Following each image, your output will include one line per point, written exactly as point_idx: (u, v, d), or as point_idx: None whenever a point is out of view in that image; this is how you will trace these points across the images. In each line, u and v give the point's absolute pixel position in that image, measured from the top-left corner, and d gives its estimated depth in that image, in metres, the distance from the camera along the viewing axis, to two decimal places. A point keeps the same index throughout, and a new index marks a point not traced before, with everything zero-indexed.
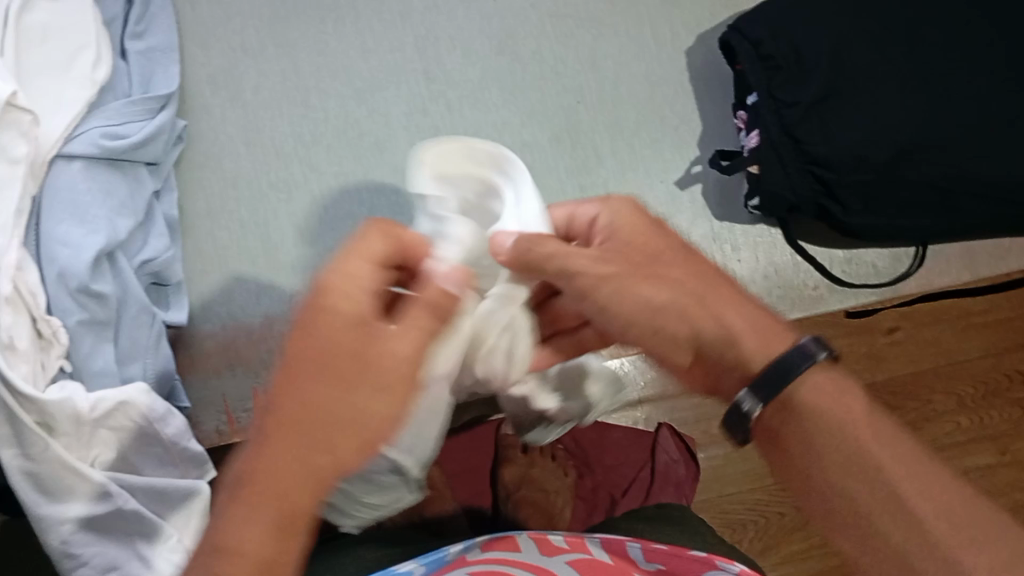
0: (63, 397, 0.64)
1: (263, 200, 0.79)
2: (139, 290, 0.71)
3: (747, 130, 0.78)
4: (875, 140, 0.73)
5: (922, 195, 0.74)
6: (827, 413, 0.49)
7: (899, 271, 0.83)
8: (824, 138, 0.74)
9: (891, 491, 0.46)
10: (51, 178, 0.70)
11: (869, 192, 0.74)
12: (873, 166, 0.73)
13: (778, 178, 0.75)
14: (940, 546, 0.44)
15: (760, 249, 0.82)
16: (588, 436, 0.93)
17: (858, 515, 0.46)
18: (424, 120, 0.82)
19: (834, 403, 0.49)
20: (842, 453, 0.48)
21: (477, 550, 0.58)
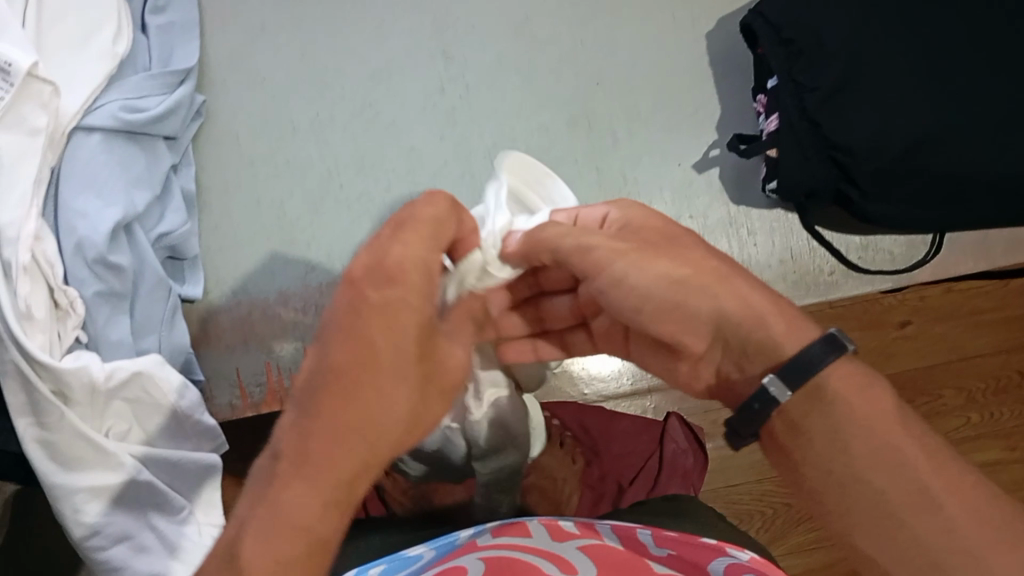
0: (79, 366, 0.64)
1: (280, 177, 0.79)
2: (155, 261, 0.71)
3: (767, 113, 0.79)
4: (892, 127, 0.73)
5: (938, 185, 0.74)
6: (844, 402, 0.46)
7: (916, 258, 0.83)
8: (843, 123, 0.74)
9: (921, 487, 0.42)
10: (70, 150, 0.70)
11: (886, 179, 0.75)
12: (891, 154, 0.73)
13: (797, 162, 0.76)
14: (972, 546, 0.40)
15: (776, 233, 0.82)
16: (597, 425, 0.94)
17: (888, 514, 0.43)
18: (442, 100, 0.82)
19: (861, 396, 0.46)
20: (868, 447, 0.44)
21: (488, 535, 0.61)
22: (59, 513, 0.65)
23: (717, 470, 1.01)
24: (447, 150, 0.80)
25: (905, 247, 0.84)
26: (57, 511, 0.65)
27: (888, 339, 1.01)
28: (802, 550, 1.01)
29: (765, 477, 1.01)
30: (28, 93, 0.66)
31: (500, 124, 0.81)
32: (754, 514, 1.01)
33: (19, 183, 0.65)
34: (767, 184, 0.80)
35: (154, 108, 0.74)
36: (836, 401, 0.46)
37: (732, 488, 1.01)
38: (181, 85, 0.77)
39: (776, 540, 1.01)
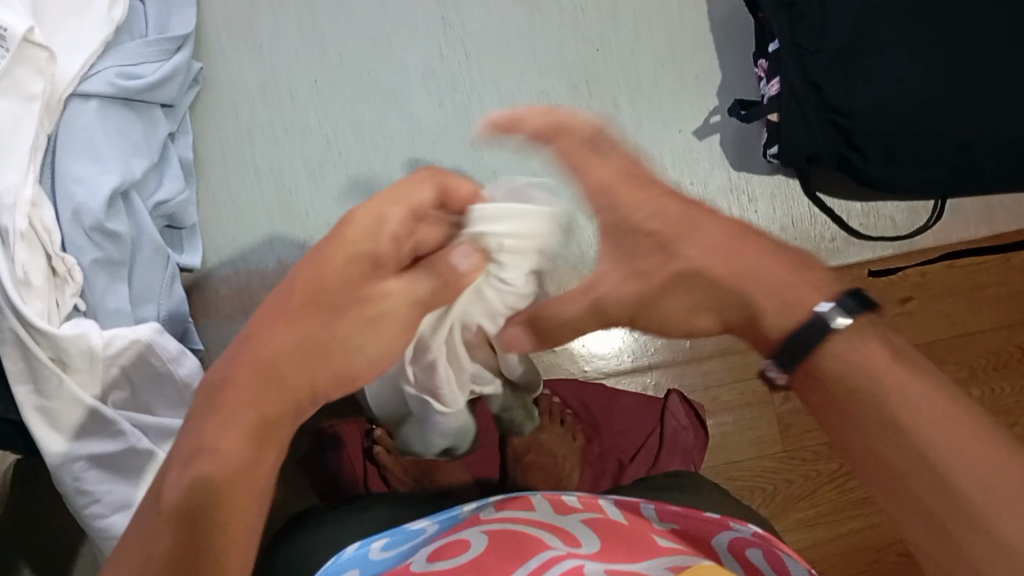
0: (78, 333, 0.64)
1: (279, 145, 0.81)
2: (152, 229, 0.72)
3: (769, 78, 0.79)
4: (895, 93, 0.74)
5: (941, 150, 0.75)
6: (860, 383, 0.43)
7: (917, 224, 0.89)
8: (847, 89, 0.74)
9: (924, 454, 0.40)
10: (67, 117, 0.70)
11: (889, 145, 0.75)
12: (897, 120, 0.74)
13: (800, 128, 0.76)
14: (974, 505, 0.39)
15: (776, 199, 0.87)
16: (597, 400, 0.94)
17: (894, 475, 0.42)
18: (441, 67, 0.83)
19: (871, 371, 0.43)
20: (875, 416, 0.42)
21: (491, 508, 0.62)
22: (58, 482, 0.65)
23: (717, 446, 0.98)
24: (448, 117, 0.82)
25: (907, 214, 0.89)
26: (55, 480, 0.65)
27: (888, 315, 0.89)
28: (805, 527, 0.98)
29: (766, 453, 0.98)
30: (24, 59, 0.65)
31: (500, 91, 0.83)
32: (754, 491, 0.98)
33: (16, 150, 0.64)
34: (767, 150, 0.80)
35: (152, 75, 0.74)
36: (847, 377, 0.44)
37: (733, 464, 0.98)
38: (179, 52, 0.77)
39: (777, 517, 0.98)
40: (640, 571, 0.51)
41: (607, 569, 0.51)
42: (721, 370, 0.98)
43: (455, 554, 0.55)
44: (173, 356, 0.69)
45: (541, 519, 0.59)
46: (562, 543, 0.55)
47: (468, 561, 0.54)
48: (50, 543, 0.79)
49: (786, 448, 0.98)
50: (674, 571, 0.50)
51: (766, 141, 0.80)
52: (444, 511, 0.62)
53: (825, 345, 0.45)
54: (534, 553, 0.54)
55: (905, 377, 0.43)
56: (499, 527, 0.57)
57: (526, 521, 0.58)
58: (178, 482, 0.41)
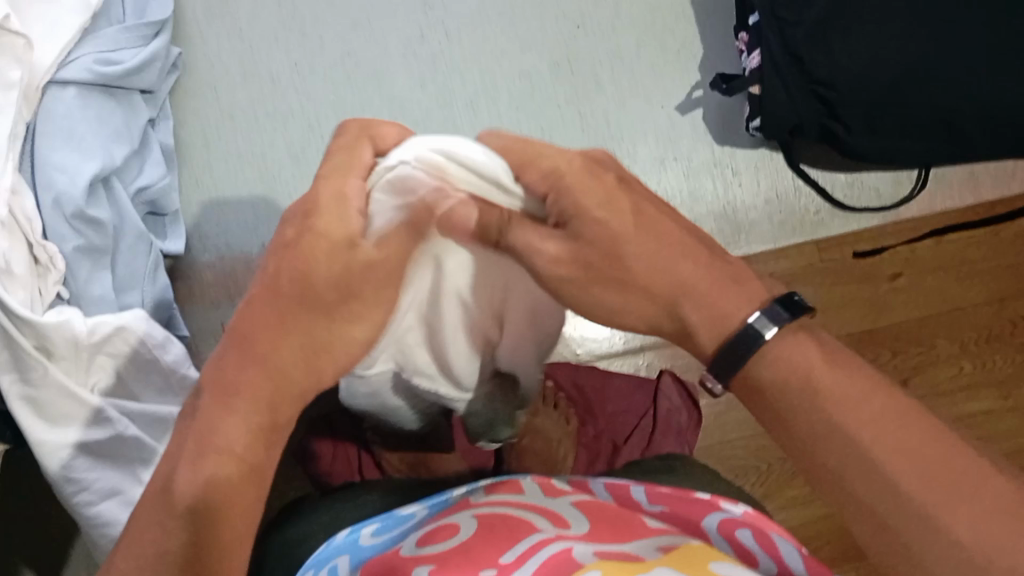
0: (61, 319, 0.63)
1: (261, 128, 0.81)
2: (134, 217, 0.71)
3: (748, 51, 0.80)
4: (876, 62, 0.74)
5: (925, 119, 0.75)
6: (788, 389, 0.45)
7: (902, 194, 0.89)
8: (828, 58, 0.75)
9: (865, 458, 0.42)
10: (46, 104, 0.69)
11: (872, 115, 0.75)
12: (877, 89, 0.74)
13: (781, 99, 0.77)
14: (924, 506, 0.41)
15: (762, 172, 0.87)
16: (589, 383, 0.93)
17: (836, 480, 0.44)
18: (422, 47, 0.83)
19: (795, 376, 0.45)
20: (809, 424, 0.44)
21: (481, 493, 0.61)
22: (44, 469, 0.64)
23: (711, 426, 0.99)
24: (428, 98, 0.82)
25: (892, 185, 0.89)
26: (41, 467, 0.64)
27: (877, 291, 0.90)
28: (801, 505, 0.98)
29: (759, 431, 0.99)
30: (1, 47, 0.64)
31: (482, 71, 0.83)
32: (747, 470, 0.98)
33: None
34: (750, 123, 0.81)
35: (130, 61, 0.74)
36: (776, 384, 0.46)
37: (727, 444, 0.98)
38: (156, 38, 0.77)
39: (772, 495, 0.98)
40: (630, 552, 0.51)
41: (596, 551, 0.50)
42: None
43: (443, 538, 0.54)
44: (159, 343, 0.69)
45: (530, 502, 0.58)
46: (551, 526, 0.55)
47: (455, 544, 0.53)
48: (41, 533, 0.79)
49: None
50: (664, 550, 0.50)
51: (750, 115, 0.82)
52: (435, 496, 0.62)
53: (763, 353, 0.46)
54: (522, 536, 0.53)
55: (839, 383, 0.44)
56: (488, 511, 0.57)
57: (514, 504, 0.58)
58: (192, 479, 0.44)
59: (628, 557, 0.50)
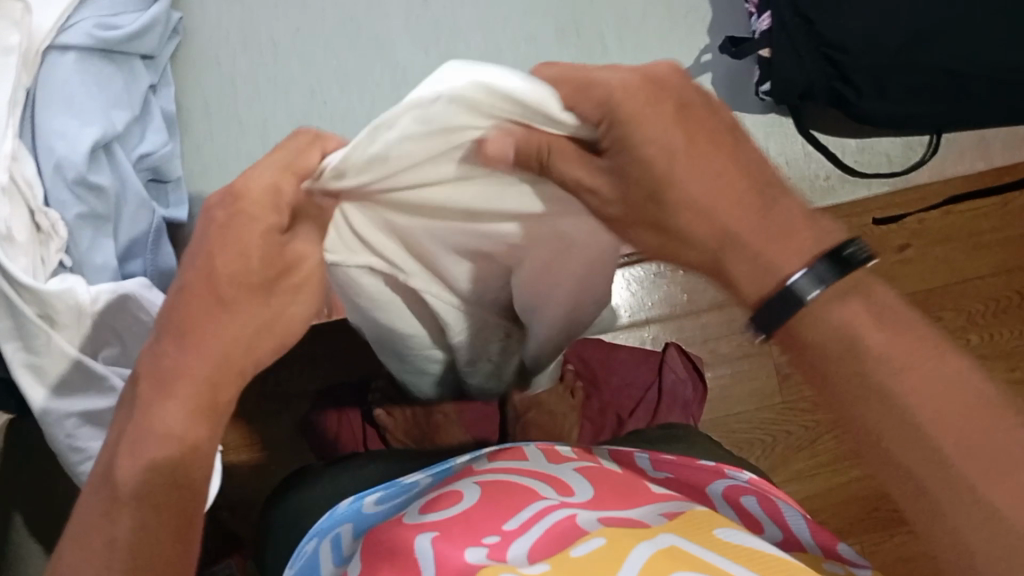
0: (65, 288, 0.61)
1: (263, 93, 0.80)
2: (136, 182, 0.71)
3: (758, 14, 0.79)
4: (885, 23, 0.73)
5: (932, 80, 0.75)
6: (828, 347, 0.42)
7: (912, 160, 0.88)
8: (836, 19, 0.74)
9: (908, 421, 0.40)
10: (45, 70, 0.68)
11: (879, 78, 0.75)
12: (885, 52, 0.74)
13: (791, 63, 0.76)
14: (960, 479, 0.39)
15: (772, 138, 0.86)
16: (595, 356, 0.94)
17: (878, 445, 0.42)
18: (425, 11, 0.82)
19: (834, 335, 0.42)
20: (854, 386, 0.42)
21: (484, 459, 0.61)
22: (51, 438, 0.65)
23: (717, 399, 1.01)
24: (431, 64, 0.82)
25: (903, 151, 0.88)
26: (48, 436, 0.65)
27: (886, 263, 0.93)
28: (806, 476, 1.02)
29: (765, 405, 1.02)
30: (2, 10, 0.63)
31: (487, 35, 0.82)
32: (754, 443, 1.01)
33: None
34: (759, 86, 0.80)
35: (130, 25, 0.73)
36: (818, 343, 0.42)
37: (733, 417, 1.01)
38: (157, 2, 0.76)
39: (777, 468, 1.02)
40: (634, 518, 0.50)
41: (600, 519, 0.50)
42: (715, 321, 1.01)
43: (446, 505, 0.54)
44: (162, 312, 0.68)
45: (535, 468, 0.58)
46: (555, 493, 0.54)
47: (458, 512, 0.52)
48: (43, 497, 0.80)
49: (785, 399, 1.02)
50: (667, 516, 0.50)
51: (759, 78, 0.81)
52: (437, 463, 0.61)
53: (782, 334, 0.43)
54: (525, 503, 0.53)
55: (890, 343, 0.41)
56: (491, 477, 0.56)
57: (517, 471, 0.57)
58: (134, 466, 0.44)
59: (632, 523, 0.49)
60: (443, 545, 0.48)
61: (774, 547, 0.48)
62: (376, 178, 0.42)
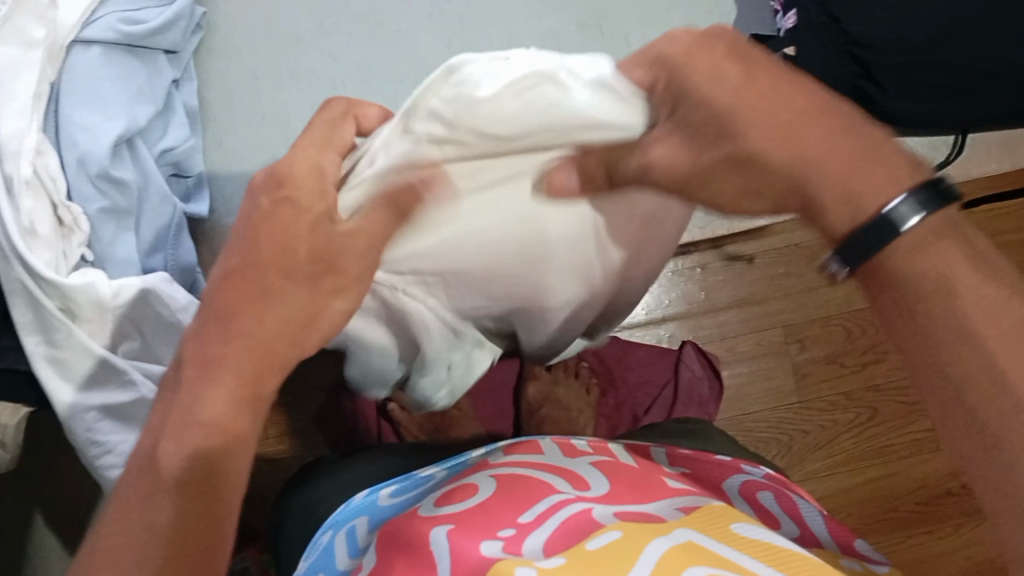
0: (86, 281, 0.63)
1: (284, 88, 0.81)
2: (158, 177, 0.72)
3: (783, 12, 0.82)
4: (909, 21, 0.73)
5: (957, 79, 0.74)
6: (922, 291, 0.43)
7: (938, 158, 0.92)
8: (863, 17, 0.75)
9: (995, 376, 0.41)
10: (70, 63, 0.69)
11: (905, 75, 0.75)
12: (911, 47, 0.74)
13: (817, 59, 0.78)
14: None
15: None
16: (611, 352, 0.94)
17: (957, 400, 0.42)
18: (448, 6, 0.83)
19: (928, 279, 0.43)
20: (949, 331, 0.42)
21: (500, 453, 0.61)
22: (70, 432, 0.65)
23: (732, 398, 1.02)
24: (452, 58, 0.82)
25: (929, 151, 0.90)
26: (67, 430, 0.65)
27: None
28: (824, 476, 1.02)
29: (781, 404, 1.02)
30: (23, 5, 0.63)
31: (509, 30, 0.83)
32: (770, 442, 1.01)
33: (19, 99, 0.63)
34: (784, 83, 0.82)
35: (153, 20, 0.73)
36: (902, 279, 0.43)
37: (749, 416, 1.01)
38: None
39: (793, 466, 1.02)
40: (650, 513, 0.51)
41: (616, 513, 0.50)
42: (732, 320, 1.01)
43: (462, 498, 0.54)
44: (182, 306, 0.69)
45: (550, 462, 0.58)
46: (571, 487, 0.55)
47: (473, 505, 0.53)
48: None
49: (801, 397, 1.02)
50: (683, 511, 0.50)
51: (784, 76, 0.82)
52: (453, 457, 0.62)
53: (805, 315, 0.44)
54: (541, 497, 0.53)
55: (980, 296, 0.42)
56: (507, 471, 0.57)
57: (534, 464, 0.58)
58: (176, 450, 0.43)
59: (649, 518, 0.50)
60: (459, 537, 0.49)
61: (789, 543, 0.48)
62: (433, 150, 0.45)
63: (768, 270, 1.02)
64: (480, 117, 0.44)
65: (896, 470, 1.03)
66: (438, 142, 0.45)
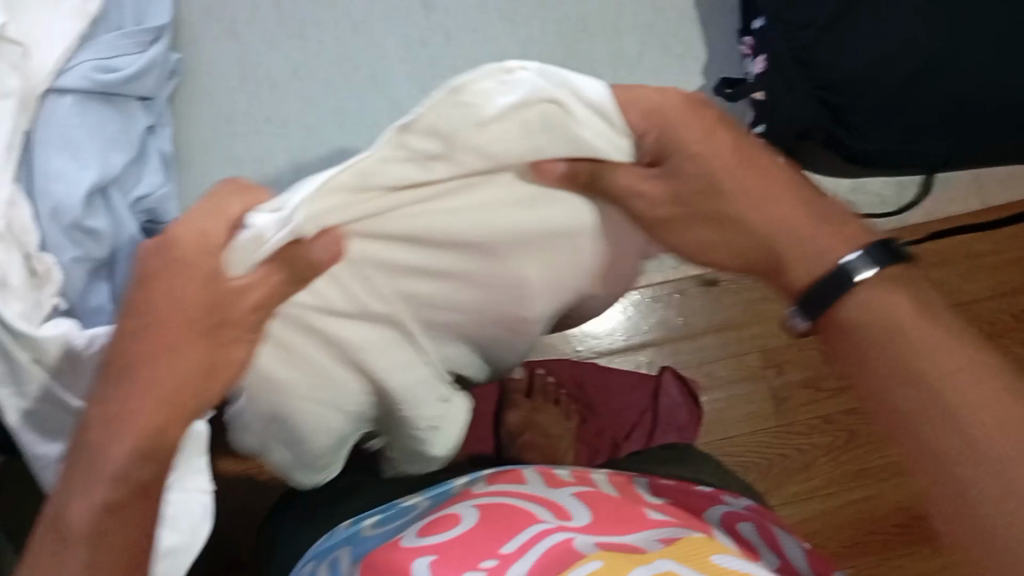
0: (58, 333, 0.60)
1: (262, 132, 0.82)
2: (132, 225, 0.70)
3: (753, 55, 0.80)
4: (884, 64, 0.74)
5: (933, 118, 0.76)
6: (869, 336, 0.52)
7: (905, 199, 0.94)
8: (833, 61, 0.75)
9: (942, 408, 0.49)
10: (43, 112, 0.70)
11: (879, 117, 0.76)
12: (883, 92, 0.75)
13: (787, 102, 0.77)
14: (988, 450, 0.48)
15: None
16: (591, 379, 0.95)
17: (913, 436, 0.50)
18: (422, 51, 0.85)
19: (877, 318, 0.52)
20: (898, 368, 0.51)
21: (483, 482, 0.61)
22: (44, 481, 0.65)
23: (712, 422, 1.02)
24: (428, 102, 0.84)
25: (897, 188, 0.93)
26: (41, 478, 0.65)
27: None
28: (805, 500, 1.03)
29: (759, 428, 1.03)
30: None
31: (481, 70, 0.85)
32: (749, 467, 1.02)
33: None
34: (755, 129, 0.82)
35: (127, 67, 0.73)
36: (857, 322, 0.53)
37: (730, 440, 1.02)
38: (154, 43, 0.77)
39: (775, 490, 1.02)
40: (629, 543, 0.51)
41: (596, 542, 0.50)
42: (711, 346, 1.02)
43: (443, 528, 0.55)
44: None
45: (533, 493, 0.59)
46: (553, 517, 0.55)
47: (456, 535, 0.53)
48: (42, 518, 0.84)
49: (780, 422, 1.03)
50: (663, 542, 0.51)
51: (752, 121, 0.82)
52: (437, 486, 0.62)
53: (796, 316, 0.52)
54: (524, 526, 0.53)
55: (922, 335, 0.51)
56: (489, 500, 0.57)
57: (516, 494, 0.58)
58: (84, 514, 0.49)
59: (629, 549, 0.50)
60: (441, 569, 0.50)
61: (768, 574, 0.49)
62: (422, 169, 0.48)
63: (743, 295, 1.02)
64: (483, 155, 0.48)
65: (874, 492, 1.04)
66: (428, 164, 0.48)
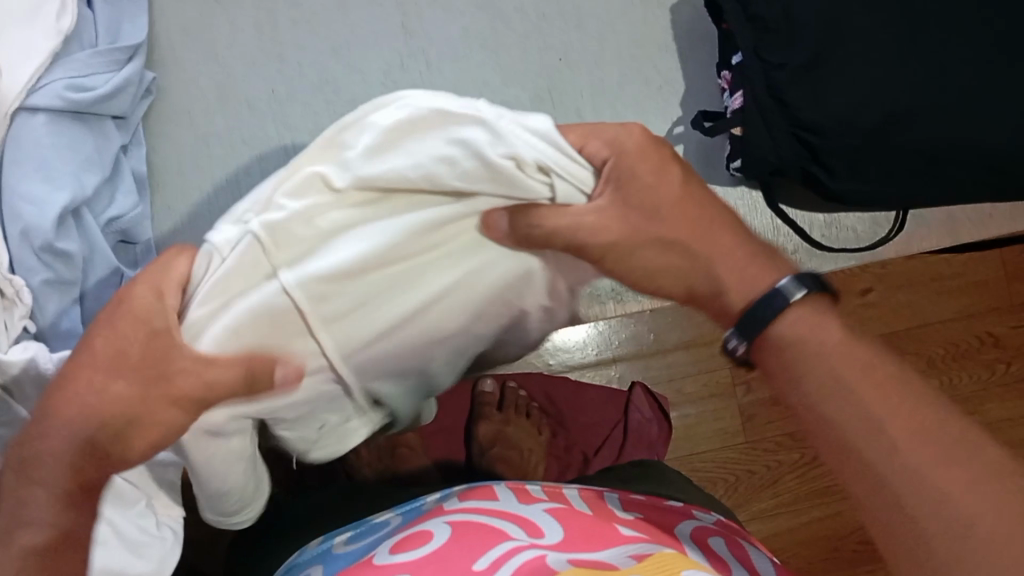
0: (25, 356, 0.62)
1: (237, 154, 0.82)
2: (105, 247, 0.72)
3: (731, 91, 0.84)
4: (863, 106, 0.78)
5: (908, 160, 0.80)
6: (800, 347, 0.55)
7: (878, 235, 0.94)
8: (813, 103, 0.79)
9: None
10: (15, 131, 0.70)
11: (856, 159, 0.80)
12: (861, 131, 0.79)
13: (764, 141, 0.81)
14: None
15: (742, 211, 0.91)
16: (564, 394, 0.95)
17: None
18: (402, 75, 0.86)
19: (811, 334, 0.55)
20: None
21: (453, 498, 0.62)
22: None
23: (682, 437, 1.04)
24: None
25: (871, 226, 0.94)
26: None
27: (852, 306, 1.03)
28: (768, 516, 1.06)
29: (728, 443, 1.05)
30: None
31: (462, 97, 0.86)
32: (718, 481, 1.04)
33: None
34: (732, 164, 0.84)
35: (102, 86, 0.74)
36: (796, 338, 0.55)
37: (698, 455, 1.04)
38: (131, 62, 0.77)
39: (740, 505, 1.05)
40: (603, 560, 0.51)
41: (570, 559, 0.51)
42: (681, 365, 1.04)
43: (416, 545, 0.55)
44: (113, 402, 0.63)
45: (504, 509, 0.59)
46: (525, 533, 0.55)
47: (429, 552, 0.54)
48: None
49: (748, 439, 1.06)
50: (635, 558, 0.51)
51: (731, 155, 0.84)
52: (411, 502, 0.63)
53: (781, 316, 0.56)
54: (496, 543, 0.53)
55: None
56: (461, 517, 0.58)
57: (486, 510, 0.59)
58: None
59: (601, 565, 0.50)
60: None
61: None
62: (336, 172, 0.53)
63: None
64: (410, 163, 0.53)
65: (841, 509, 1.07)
66: (351, 169, 0.53)
